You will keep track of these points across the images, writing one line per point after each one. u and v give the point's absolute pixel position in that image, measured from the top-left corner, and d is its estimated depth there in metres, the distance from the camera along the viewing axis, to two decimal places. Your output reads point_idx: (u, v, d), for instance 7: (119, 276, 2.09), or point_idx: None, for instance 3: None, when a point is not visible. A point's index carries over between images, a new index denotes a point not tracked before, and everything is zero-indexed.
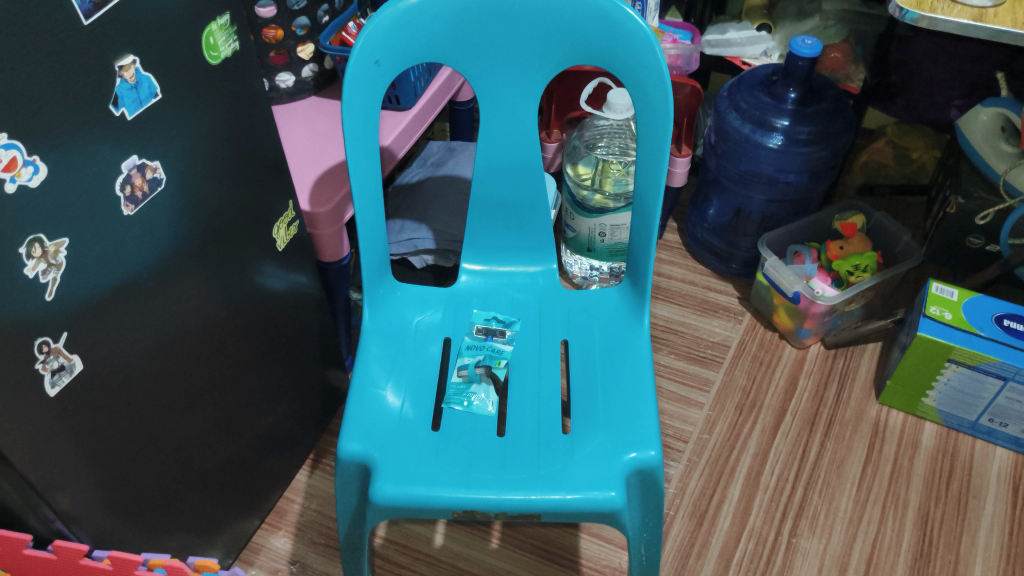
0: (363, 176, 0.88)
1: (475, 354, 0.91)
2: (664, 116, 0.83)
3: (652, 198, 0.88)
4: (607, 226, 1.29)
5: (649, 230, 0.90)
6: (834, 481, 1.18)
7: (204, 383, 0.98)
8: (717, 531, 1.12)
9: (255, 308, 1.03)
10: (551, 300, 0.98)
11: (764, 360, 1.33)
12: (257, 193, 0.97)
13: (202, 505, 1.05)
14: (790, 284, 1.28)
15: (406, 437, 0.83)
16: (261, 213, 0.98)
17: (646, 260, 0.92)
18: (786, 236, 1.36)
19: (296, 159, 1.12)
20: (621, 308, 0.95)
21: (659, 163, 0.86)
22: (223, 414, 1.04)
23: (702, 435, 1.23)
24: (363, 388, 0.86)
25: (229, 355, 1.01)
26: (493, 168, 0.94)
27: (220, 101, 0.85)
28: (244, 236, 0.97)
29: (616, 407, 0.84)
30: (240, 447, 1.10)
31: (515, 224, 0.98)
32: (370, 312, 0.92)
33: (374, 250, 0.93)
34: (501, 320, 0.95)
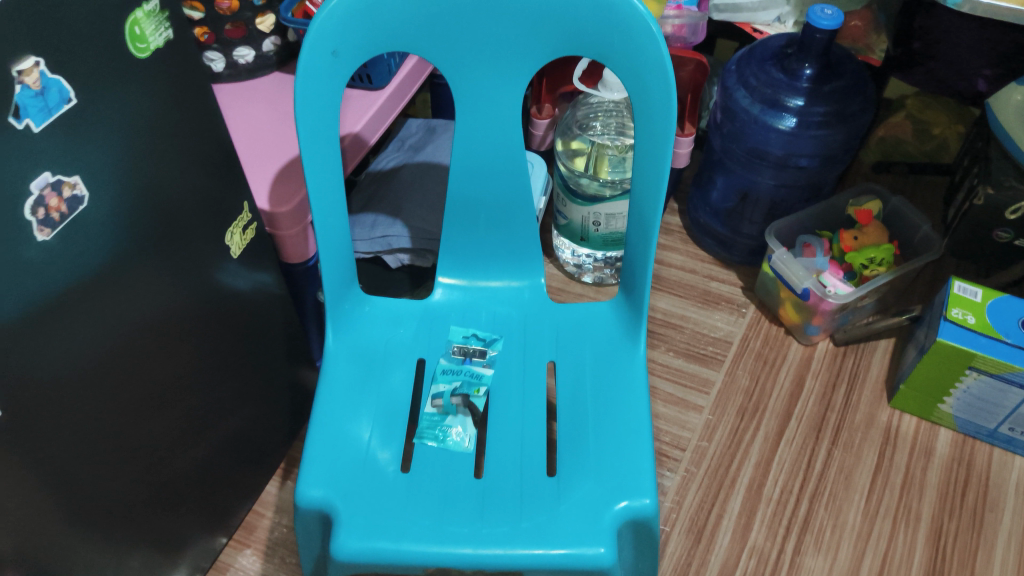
0: (323, 179, 0.78)
1: (451, 380, 0.82)
2: (667, 116, 0.73)
3: (651, 207, 0.78)
4: (602, 215, 1.18)
5: (648, 242, 0.80)
6: (843, 491, 1.09)
7: (155, 404, 0.89)
8: (716, 550, 1.04)
9: (210, 320, 0.93)
10: (537, 314, 0.88)
11: (769, 359, 1.24)
12: (207, 196, 0.86)
13: (158, 531, 0.97)
14: (800, 279, 1.18)
15: (374, 479, 0.74)
16: (212, 218, 0.87)
17: (643, 274, 0.82)
18: (795, 224, 1.26)
19: (250, 147, 1.00)
20: (615, 326, 0.85)
21: (661, 168, 0.75)
22: (179, 432, 0.95)
23: (701, 442, 1.15)
24: (326, 421, 0.77)
25: (181, 373, 0.91)
26: (471, 169, 0.83)
27: (156, 98, 0.74)
28: (194, 244, 0.86)
29: (608, 445, 0.75)
30: (201, 463, 1.01)
31: (497, 230, 0.87)
32: (334, 333, 0.83)
33: (338, 262, 0.83)
34: (481, 338, 0.86)
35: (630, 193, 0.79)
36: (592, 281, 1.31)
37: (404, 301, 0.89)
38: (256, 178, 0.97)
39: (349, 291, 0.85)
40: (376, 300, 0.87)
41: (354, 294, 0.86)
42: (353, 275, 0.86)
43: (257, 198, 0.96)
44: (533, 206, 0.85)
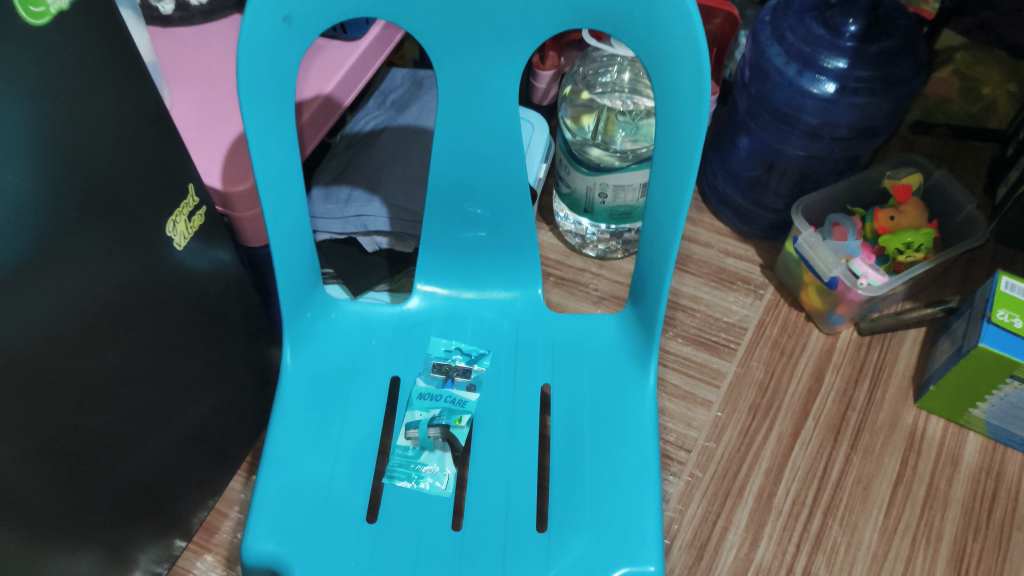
0: (275, 169, 0.65)
1: (429, 408, 0.71)
2: (698, 113, 0.59)
3: (671, 219, 0.65)
4: (609, 186, 1.03)
5: (664, 258, 0.67)
6: (859, 505, 1.00)
7: (96, 415, 0.78)
8: (719, 569, 0.95)
9: (159, 316, 0.81)
10: (532, 326, 0.77)
11: (786, 349, 1.13)
12: (145, 180, 0.72)
13: (106, 543, 0.87)
14: (828, 267, 1.06)
15: (335, 529, 0.63)
16: (152, 202, 0.74)
17: (658, 291, 0.69)
18: (825, 202, 1.13)
19: (195, 117, 0.86)
20: (622, 346, 0.73)
21: (687, 175, 0.62)
22: (129, 437, 0.84)
23: (708, 442, 1.05)
24: (280, 458, 0.66)
25: (124, 378, 0.80)
26: (460, 161, 0.70)
27: (70, 72, 0.60)
28: (135, 235, 0.73)
29: (606, 497, 0.64)
30: (157, 466, 0.91)
31: (491, 235, 0.76)
32: (293, 350, 0.71)
33: (298, 263, 0.71)
34: (467, 352, 0.75)
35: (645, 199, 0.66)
36: (596, 253, 1.18)
37: (378, 306, 0.77)
38: (202, 159, 0.83)
39: (310, 298, 0.73)
40: (344, 306, 0.76)
41: (319, 299, 0.74)
42: (317, 279, 0.74)
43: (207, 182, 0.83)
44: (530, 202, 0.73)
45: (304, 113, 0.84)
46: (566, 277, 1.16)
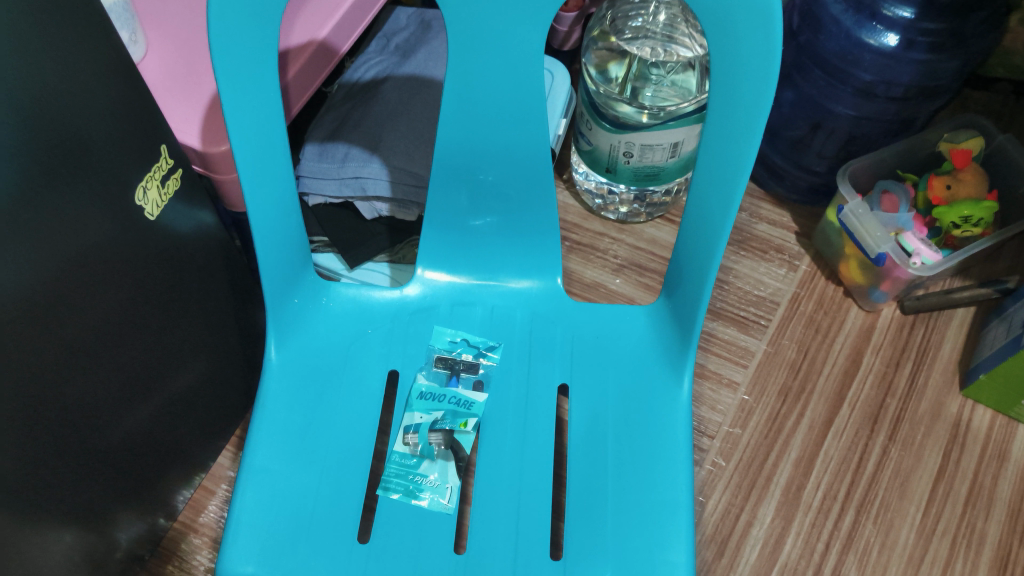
0: (249, 132, 0.57)
1: (431, 409, 0.66)
2: (759, 103, 0.53)
3: (720, 213, 0.58)
4: (635, 145, 0.92)
5: (707, 255, 0.60)
6: (896, 502, 0.92)
7: (71, 408, 0.69)
8: (741, 567, 0.88)
9: (142, 294, 0.72)
10: (549, 318, 0.71)
11: (821, 327, 1.04)
12: (116, 144, 0.63)
13: (91, 540, 0.79)
14: (876, 242, 0.96)
15: (323, 549, 0.57)
16: (126, 167, 0.65)
17: (698, 292, 0.62)
18: (874, 164, 1.03)
19: (170, 69, 0.79)
20: (652, 348, 0.66)
21: (740, 167, 0.56)
22: (103, 433, 0.75)
23: (733, 428, 0.97)
24: (260, 468, 0.59)
25: (103, 364, 0.71)
26: (467, 144, 0.65)
27: (16, 20, 0.50)
28: (101, 211, 0.63)
29: (630, 525, 0.57)
30: (139, 456, 0.82)
31: (499, 221, 0.71)
32: (276, 343, 0.65)
33: (288, 240, 0.65)
34: (476, 344, 0.69)
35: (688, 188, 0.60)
36: (617, 216, 1.08)
37: (375, 290, 0.71)
38: (177, 117, 0.76)
39: (298, 283, 0.67)
40: (338, 289, 0.70)
41: (308, 284, 0.68)
42: (308, 261, 0.68)
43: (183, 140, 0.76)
44: (553, 188, 0.68)
45: (291, 71, 0.77)
46: (583, 241, 1.06)
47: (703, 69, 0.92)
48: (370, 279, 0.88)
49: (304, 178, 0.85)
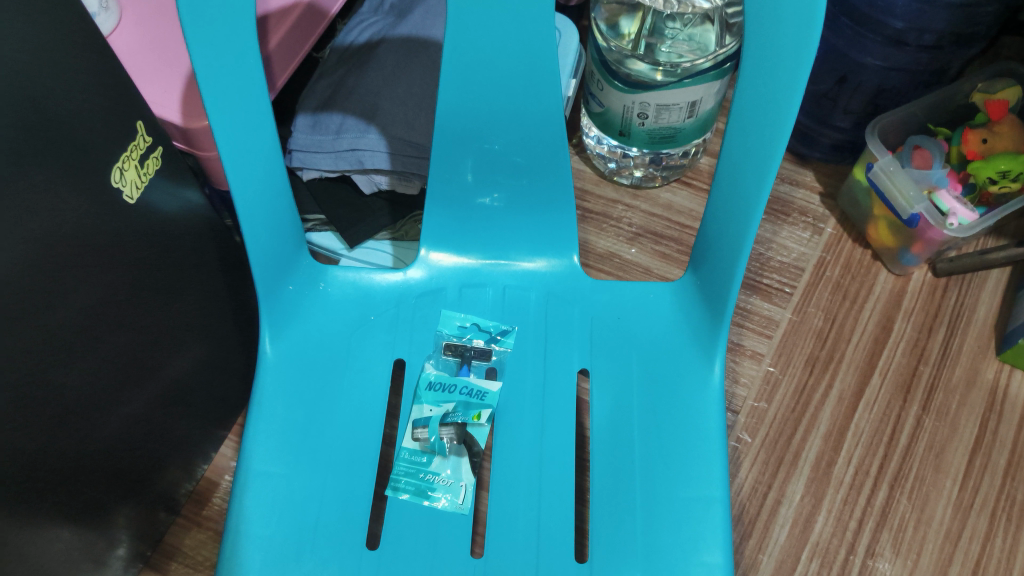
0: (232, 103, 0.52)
1: (441, 402, 0.63)
2: (801, 57, 0.48)
3: (754, 183, 0.53)
4: (650, 105, 0.86)
5: (739, 234, 0.55)
6: (931, 476, 0.88)
7: (60, 409, 0.64)
8: (770, 549, 0.84)
9: (126, 281, 0.67)
10: (566, 301, 0.67)
11: (849, 293, 0.99)
12: (92, 123, 0.58)
13: (88, 538, 0.76)
14: (909, 202, 0.90)
15: (332, 558, 0.53)
16: (105, 148, 0.59)
17: (728, 270, 0.58)
18: (901, 119, 0.97)
19: (148, 37, 0.74)
20: (680, 328, 0.63)
21: (780, 130, 0.51)
22: (93, 432, 0.70)
23: (758, 403, 0.92)
24: (257, 471, 0.55)
25: (91, 358, 0.66)
26: (474, 109, 0.61)
27: None
28: (78, 195, 0.58)
29: (661, 520, 0.54)
30: (137, 450, 0.78)
31: (507, 202, 0.67)
32: (273, 333, 0.61)
33: (281, 223, 0.60)
34: (488, 329, 0.66)
35: (718, 156, 0.55)
36: (631, 181, 1.03)
37: (376, 274, 0.67)
38: (157, 93, 0.71)
39: (293, 268, 0.63)
40: (335, 273, 0.66)
41: (303, 269, 0.64)
42: (302, 244, 0.64)
43: (162, 115, 0.71)
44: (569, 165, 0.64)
45: (272, 40, 0.71)
46: (595, 210, 1.01)
47: (723, 24, 0.85)
48: (372, 258, 0.84)
49: (296, 152, 0.80)
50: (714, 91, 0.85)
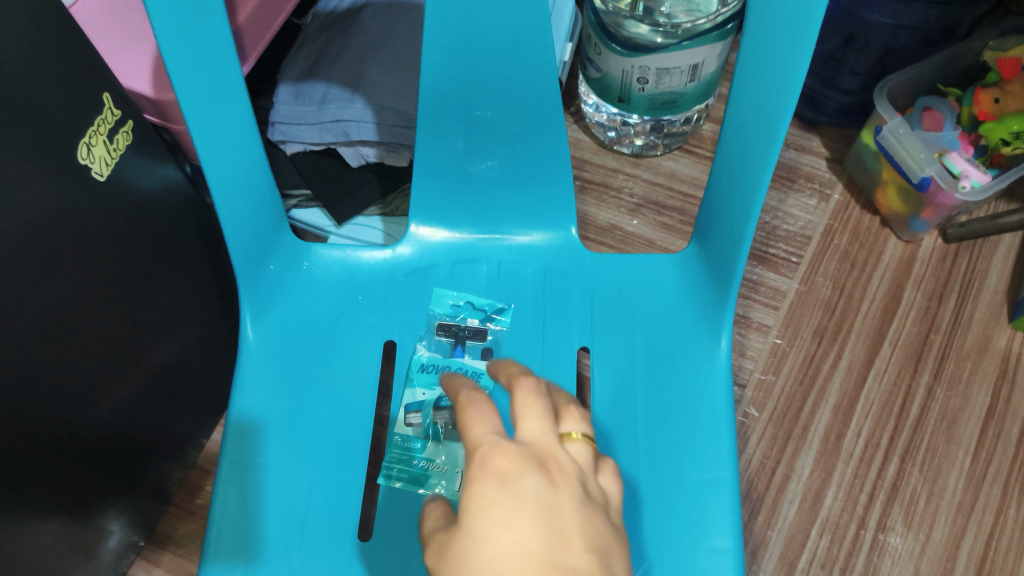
0: (198, 69, 0.48)
1: (433, 385, 0.59)
2: (809, 16, 0.44)
3: (762, 149, 0.50)
4: (650, 69, 0.82)
5: (746, 204, 0.52)
6: (943, 448, 0.85)
7: (39, 399, 0.61)
8: (779, 525, 0.82)
9: (105, 265, 0.64)
10: (564, 277, 0.64)
11: (857, 261, 0.96)
12: (59, 97, 0.54)
13: (76, 531, 0.73)
14: (920, 165, 0.87)
15: (322, 551, 0.51)
16: (75, 125, 0.56)
17: (734, 242, 0.54)
18: (911, 80, 0.93)
19: (112, 5, 0.70)
20: (685, 302, 0.60)
21: (785, 96, 0.47)
22: (77, 421, 0.67)
23: (765, 376, 0.89)
24: (240, 463, 0.53)
25: (72, 346, 0.63)
26: (462, 73, 0.58)
27: None
28: (47, 177, 0.54)
29: (668, 506, 0.52)
30: (125, 439, 0.75)
31: (503, 171, 0.64)
32: (255, 316, 0.58)
33: (256, 201, 0.57)
34: (483, 307, 0.63)
35: (722, 120, 0.52)
36: (631, 150, 0.99)
37: (363, 251, 0.64)
38: (124, 65, 0.68)
39: (275, 246, 0.61)
40: (319, 252, 0.63)
41: (285, 248, 0.62)
42: (284, 220, 0.61)
43: (131, 86, 0.68)
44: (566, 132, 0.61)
45: (241, 13, 0.67)
46: (594, 180, 0.97)
47: None
48: (359, 234, 0.82)
49: (278, 124, 0.78)
50: (717, 53, 0.81)
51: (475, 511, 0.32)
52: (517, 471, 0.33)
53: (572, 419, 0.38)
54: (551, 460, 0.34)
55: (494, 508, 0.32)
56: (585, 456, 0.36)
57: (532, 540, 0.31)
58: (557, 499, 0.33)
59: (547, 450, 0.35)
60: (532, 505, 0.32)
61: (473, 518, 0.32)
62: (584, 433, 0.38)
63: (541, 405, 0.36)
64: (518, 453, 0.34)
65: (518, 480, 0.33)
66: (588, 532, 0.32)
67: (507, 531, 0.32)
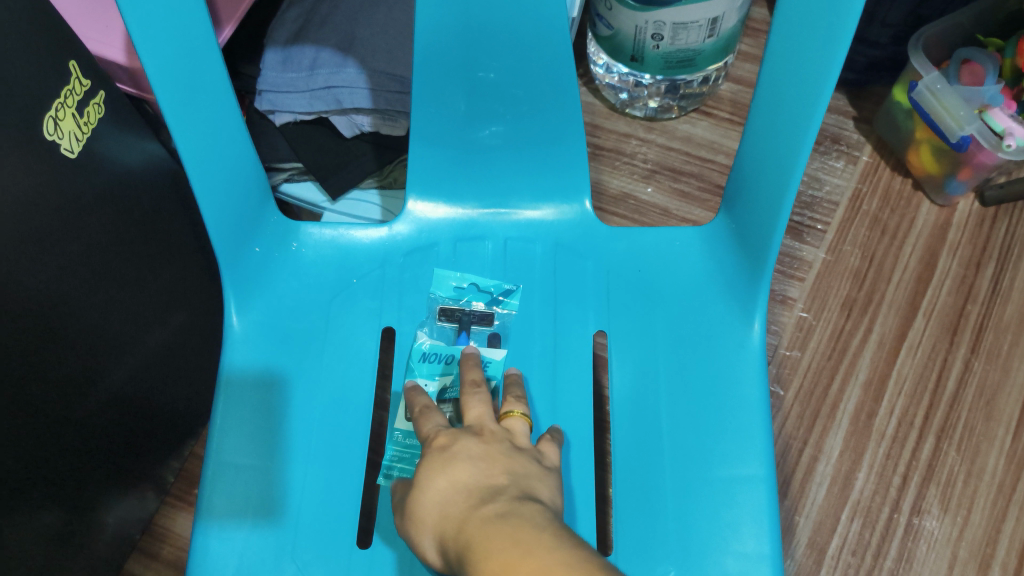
0: (153, 27, 0.44)
1: (434, 375, 0.54)
2: None
3: (800, 108, 0.45)
4: (665, 24, 0.76)
5: (783, 171, 0.47)
6: (982, 425, 0.80)
7: (33, 401, 0.56)
8: (807, 509, 0.77)
9: (94, 252, 0.59)
10: (575, 254, 0.60)
11: (888, 227, 0.90)
12: (26, 70, 0.49)
13: (87, 533, 0.69)
14: (959, 124, 0.81)
15: (315, 561, 0.48)
16: (42, 99, 0.51)
17: (770, 216, 0.50)
18: (943, 31, 0.87)
19: None
20: (712, 281, 0.56)
21: (832, 50, 0.42)
22: (71, 416, 0.62)
23: (791, 351, 0.84)
24: (226, 463, 0.50)
25: (61, 342, 0.58)
26: (458, 28, 0.54)
27: None
28: (22, 159, 0.50)
29: (693, 505, 0.48)
30: (127, 437, 0.70)
31: (509, 137, 0.59)
32: (239, 304, 0.55)
33: (230, 178, 0.53)
34: (489, 289, 0.58)
35: (760, 74, 0.48)
36: (645, 113, 0.93)
37: (357, 231, 0.60)
38: (92, 33, 0.64)
39: (258, 227, 0.57)
40: (308, 231, 0.59)
41: (270, 229, 0.58)
42: (269, 196, 0.58)
43: (102, 54, 0.64)
44: (578, 98, 0.57)
45: None
46: (606, 146, 0.92)
47: None
48: (357, 210, 0.77)
49: (266, 93, 0.73)
50: (738, 5, 0.75)
51: (423, 467, 0.42)
52: (452, 439, 0.44)
53: (513, 403, 0.48)
54: (484, 428, 0.45)
55: (435, 464, 0.42)
56: (522, 426, 0.46)
57: (464, 471, 0.41)
58: (485, 449, 0.43)
59: (484, 425, 0.45)
60: (462, 455, 0.42)
61: (421, 474, 0.42)
62: (524, 413, 0.47)
63: (482, 396, 0.47)
64: (449, 428, 0.44)
65: (452, 443, 0.43)
66: (510, 465, 0.42)
67: (446, 472, 0.41)
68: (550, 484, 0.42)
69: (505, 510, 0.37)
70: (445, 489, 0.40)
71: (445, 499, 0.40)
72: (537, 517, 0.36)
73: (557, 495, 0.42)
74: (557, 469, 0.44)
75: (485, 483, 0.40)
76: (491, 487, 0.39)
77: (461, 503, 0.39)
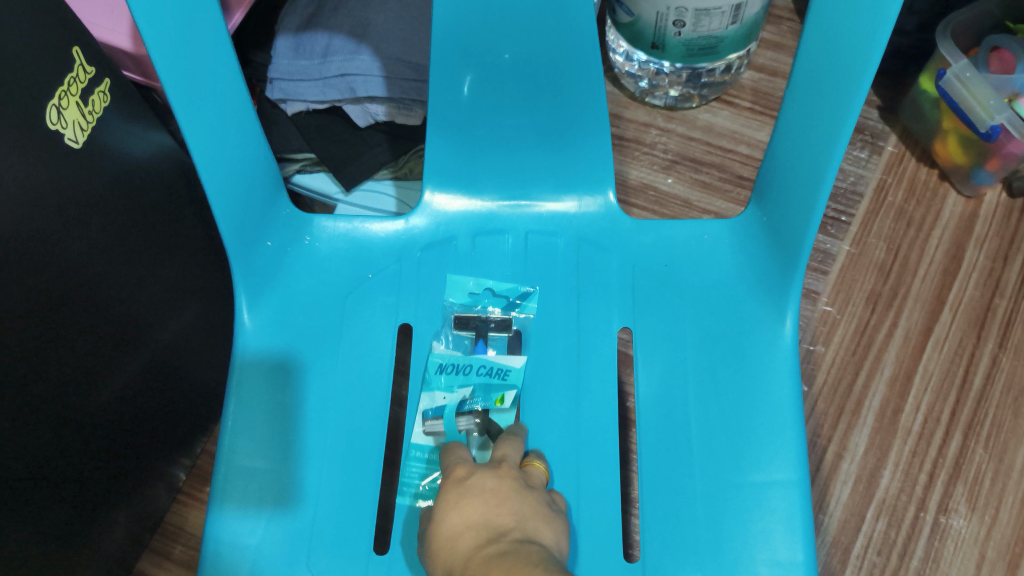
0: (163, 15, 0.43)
1: (455, 386, 0.53)
2: None
3: (837, 99, 0.43)
4: (687, 10, 0.74)
5: (819, 164, 0.45)
6: (1010, 421, 0.78)
7: (40, 402, 0.55)
8: (832, 508, 0.75)
9: (100, 247, 0.57)
10: (598, 248, 0.58)
11: (914, 218, 0.88)
12: (32, 59, 0.48)
13: (98, 532, 0.68)
14: (989, 113, 0.78)
15: (330, 568, 0.47)
16: (49, 88, 0.49)
17: (803, 210, 0.48)
18: (970, 18, 0.85)
19: None
20: (740, 277, 0.54)
21: (873, 39, 0.40)
22: (81, 414, 0.60)
23: (815, 346, 0.82)
24: (240, 466, 0.49)
25: (70, 339, 0.56)
26: (471, 10, 0.53)
27: None
28: (28, 152, 0.48)
29: (723, 510, 0.47)
30: (139, 435, 0.69)
31: (529, 127, 0.57)
32: (251, 301, 0.53)
33: (243, 168, 0.52)
34: (506, 293, 0.56)
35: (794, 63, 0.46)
36: (664, 102, 0.91)
37: (372, 223, 0.58)
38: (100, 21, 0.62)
39: (271, 221, 0.56)
40: (322, 224, 0.58)
41: (284, 222, 0.57)
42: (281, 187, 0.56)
43: (110, 43, 0.63)
44: (602, 85, 0.55)
45: None
46: (625, 136, 0.89)
47: None
48: (371, 202, 0.76)
49: (278, 80, 0.72)
50: None
51: (439, 500, 0.42)
52: (470, 474, 0.43)
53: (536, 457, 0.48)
54: (502, 465, 0.44)
55: (450, 499, 0.42)
56: (540, 479, 0.45)
57: (474, 509, 0.41)
58: (499, 485, 0.42)
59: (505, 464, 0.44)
60: (476, 491, 0.42)
61: (438, 508, 0.42)
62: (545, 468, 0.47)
63: (512, 443, 0.47)
64: (470, 463, 0.44)
65: (469, 479, 0.43)
66: (519, 506, 0.41)
67: (458, 509, 0.41)
68: (554, 529, 0.42)
69: (506, 551, 0.38)
70: (457, 526, 0.40)
71: (453, 540, 0.40)
72: (537, 564, 0.37)
73: (562, 539, 0.42)
74: (563, 516, 0.44)
75: (493, 523, 0.40)
76: (498, 529, 0.40)
77: (468, 543, 0.39)
